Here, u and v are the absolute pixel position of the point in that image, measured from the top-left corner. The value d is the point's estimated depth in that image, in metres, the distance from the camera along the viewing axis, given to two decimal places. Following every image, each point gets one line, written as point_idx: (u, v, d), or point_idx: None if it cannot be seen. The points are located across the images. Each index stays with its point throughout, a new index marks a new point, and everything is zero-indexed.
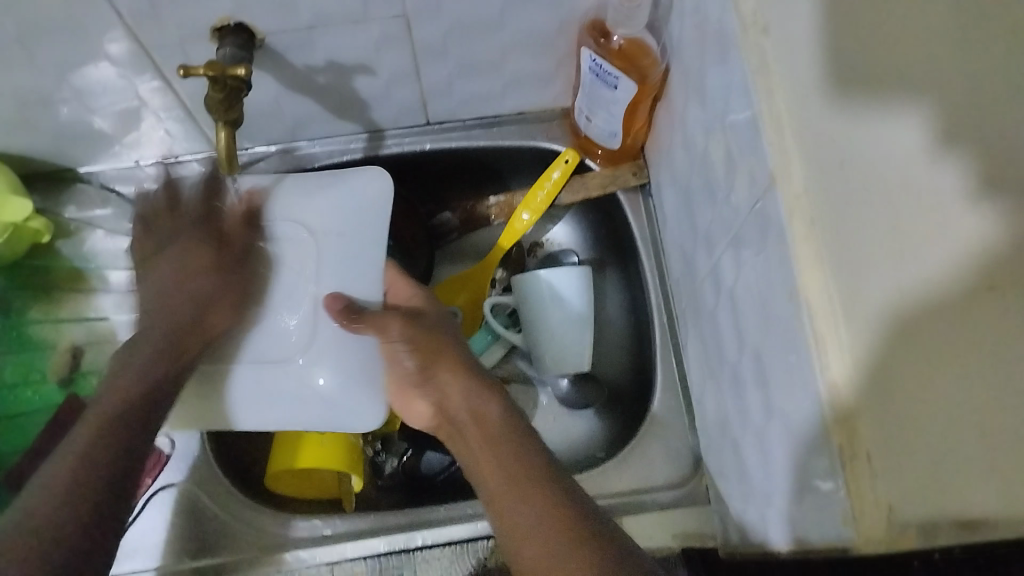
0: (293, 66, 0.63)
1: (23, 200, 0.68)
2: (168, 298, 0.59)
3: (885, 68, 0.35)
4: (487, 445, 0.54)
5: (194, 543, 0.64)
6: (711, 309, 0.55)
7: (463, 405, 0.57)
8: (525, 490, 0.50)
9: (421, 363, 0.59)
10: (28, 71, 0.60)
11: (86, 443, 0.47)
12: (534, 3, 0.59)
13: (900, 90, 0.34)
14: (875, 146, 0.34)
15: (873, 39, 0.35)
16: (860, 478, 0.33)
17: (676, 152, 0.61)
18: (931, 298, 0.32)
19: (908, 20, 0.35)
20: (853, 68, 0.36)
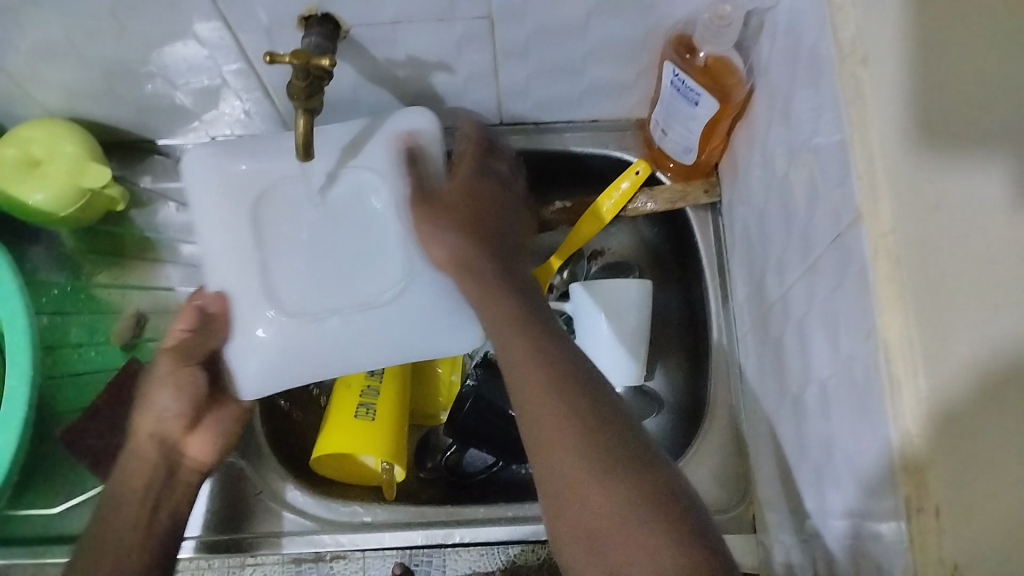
0: (374, 57, 0.63)
1: (102, 167, 0.69)
2: (134, 446, 0.59)
3: (983, 115, 0.34)
4: (541, 361, 0.48)
5: (218, 521, 0.65)
6: (776, 338, 0.54)
7: (488, 242, 0.56)
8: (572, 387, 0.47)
9: (459, 195, 0.57)
10: (121, 44, 0.61)
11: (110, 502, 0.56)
12: (620, 14, 0.58)
13: (992, 141, 0.33)
14: (964, 197, 0.33)
15: (968, 86, 0.34)
16: (926, 532, 0.33)
17: (753, 174, 0.59)
18: (1005, 355, 0.31)
19: (1000, 72, 0.34)
20: (949, 113, 0.35)
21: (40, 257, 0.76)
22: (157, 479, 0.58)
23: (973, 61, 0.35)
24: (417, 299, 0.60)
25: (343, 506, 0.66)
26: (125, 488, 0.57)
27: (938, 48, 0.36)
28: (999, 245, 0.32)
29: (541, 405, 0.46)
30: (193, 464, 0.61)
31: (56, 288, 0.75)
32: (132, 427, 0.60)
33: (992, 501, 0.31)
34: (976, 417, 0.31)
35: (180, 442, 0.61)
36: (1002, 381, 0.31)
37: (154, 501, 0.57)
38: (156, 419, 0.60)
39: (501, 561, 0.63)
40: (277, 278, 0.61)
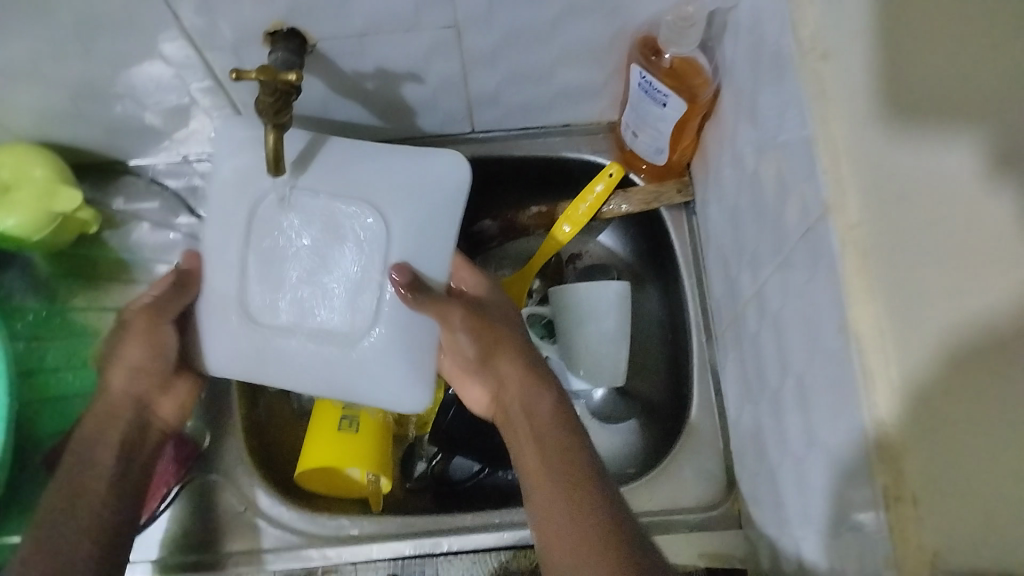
0: (342, 70, 0.63)
1: (73, 190, 0.69)
2: (107, 403, 0.60)
3: (940, 89, 0.33)
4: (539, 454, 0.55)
5: (188, 540, 0.65)
6: (753, 333, 0.54)
7: (518, 381, 0.59)
8: (561, 470, 0.53)
9: (481, 354, 0.60)
10: (86, 67, 0.61)
11: (80, 460, 0.56)
12: (585, 18, 0.59)
13: (949, 119, 0.33)
14: (925, 179, 0.33)
15: (926, 59, 0.34)
16: (906, 520, 0.33)
17: (724, 172, 0.60)
18: (976, 332, 0.31)
19: (957, 41, 0.33)
20: (908, 95, 0.35)
21: (13, 282, 0.75)
22: (128, 442, 0.59)
23: (929, 33, 0.34)
24: (393, 336, 0.58)
25: (328, 520, 0.65)
26: (94, 451, 0.57)
27: (897, 24, 0.36)
28: (967, 223, 0.32)
29: (528, 449, 0.55)
30: (161, 422, 0.63)
31: (30, 313, 0.74)
32: (104, 382, 0.60)
33: (967, 484, 0.31)
34: (942, 401, 0.32)
35: (155, 400, 0.62)
36: (973, 359, 0.31)
37: (124, 460, 0.58)
38: (129, 376, 0.60)
39: (493, 565, 0.63)
40: (252, 285, 0.59)
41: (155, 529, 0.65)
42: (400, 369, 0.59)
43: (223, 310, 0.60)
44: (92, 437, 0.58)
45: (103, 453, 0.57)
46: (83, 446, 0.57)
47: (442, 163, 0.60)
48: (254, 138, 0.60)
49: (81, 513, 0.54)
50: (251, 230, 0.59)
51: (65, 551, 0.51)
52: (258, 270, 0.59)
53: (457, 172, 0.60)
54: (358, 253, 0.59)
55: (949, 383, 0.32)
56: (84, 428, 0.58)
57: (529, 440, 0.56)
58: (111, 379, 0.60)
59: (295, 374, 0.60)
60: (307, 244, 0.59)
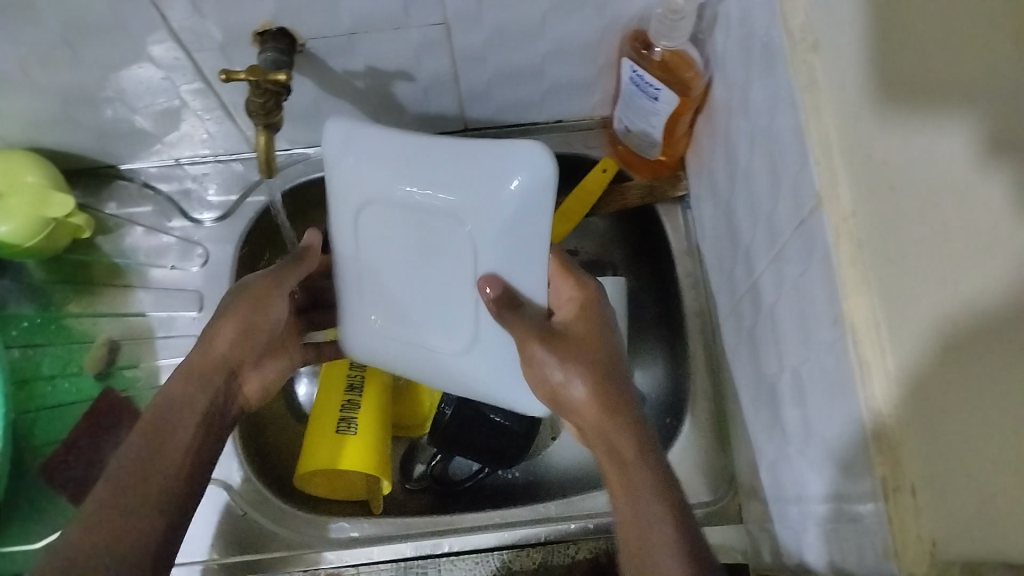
0: (332, 70, 0.63)
1: (65, 195, 0.68)
2: (204, 362, 0.57)
3: (932, 79, 0.34)
4: (635, 476, 0.49)
5: (235, 541, 0.65)
6: (750, 326, 0.54)
7: (604, 396, 0.52)
8: (658, 497, 0.48)
9: (558, 359, 0.53)
10: (75, 71, 0.61)
11: (163, 418, 0.53)
12: (574, 13, 0.58)
13: (949, 102, 0.33)
14: (919, 167, 0.34)
15: (914, 50, 0.35)
16: (904, 510, 0.33)
17: (717, 164, 0.60)
18: (976, 311, 0.31)
19: (951, 32, 0.34)
20: (902, 80, 0.35)
21: (7, 290, 0.75)
22: (210, 414, 0.55)
23: (916, 24, 0.35)
24: (492, 350, 0.59)
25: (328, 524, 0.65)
26: (178, 412, 0.54)
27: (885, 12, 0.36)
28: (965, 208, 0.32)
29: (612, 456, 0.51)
30: (246, 398, 0.60)
31: (26, 320, 0.74)
32: (205, 336, 0.57)
33: (966, 470, 0.31)
34: (939, 389, 0.32)
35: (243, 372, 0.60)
36: (973, 337, 0.31)
37: (206, 429, 0.55)
38: (231, 341, 0.58)
39: (495, 566, 0.63)
40: (367, 295, 0.60)
41: (200, 532, 0.65)
42: (515, 370, 0.59)
43: (355, 312, 0.61)
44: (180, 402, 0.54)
45: (180, 422, 0.53)
46: (166, 406, 0.54)
47: (523, 156, 0.50)
48: (348, 142, 0.55)
49: (156, 476, 0.50)
50: (356, 233, 0.58)
51: (124, 528, 0.47)
52: (373, 276, 0.59)
53: (528, 168, 0.50)
54: (449, 260, 0.56)
55: (945, 370, 0.32)
56: (174, 383, 0.55)
57: (619, 460, 0.50)
58: (216, 333, 0.57)
59: (423, 376, 0.62)
60: (407, 256, 0.57)
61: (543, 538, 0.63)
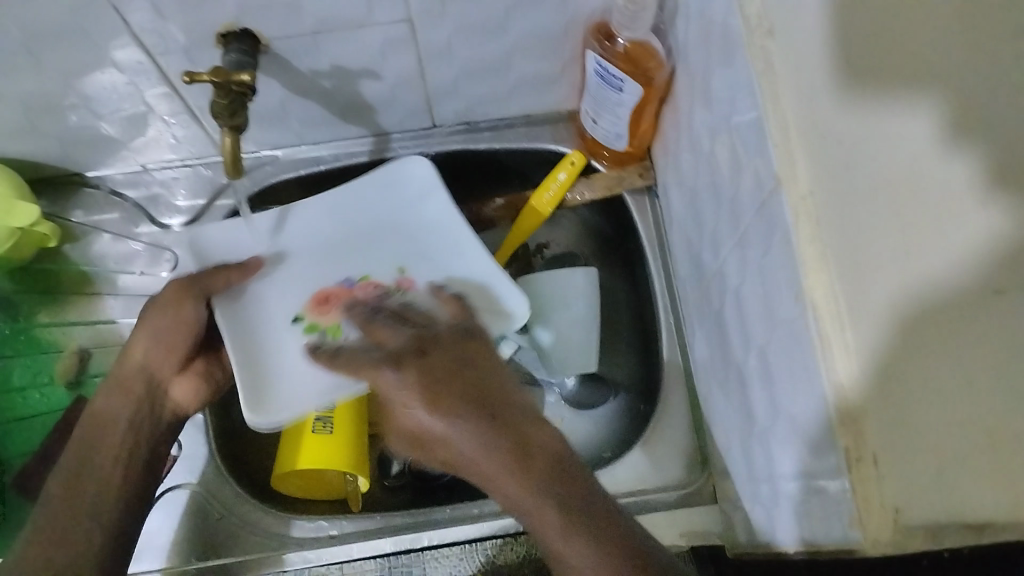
0: (298, 70, 0.63)
1: (29, 204, 0.68)
2: (122, 373, 0.57)
3: (891, 64, 0.35)
4: (533, 486, 0.42)
5: (198, 547, 0.64)
6: (717, 310, 0.55)
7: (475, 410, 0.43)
8: (562, 491, 0.43)
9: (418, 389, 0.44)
10: (36, 78, 0.60)
11: (91, 439, 0.55)
12: (537, 8, 0.59)
13: (907, 89, 0.34)
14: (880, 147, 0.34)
15: (871, 36, 0.36)
16: (868, 480, 0.34)
17: (682, 152, 0.61)
18: (936, 287, 0.32)
19: (907, 22, 0.35)
20: (861, 64, 0.36)
21: None
22: (140, 419, 0.57)
23: (871, 12, 0.36)
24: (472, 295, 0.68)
25: (307, 524, 0.65)
26: (103, 430, 0.55)
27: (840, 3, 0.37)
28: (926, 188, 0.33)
29: (540, 515, 0.42)
30: (176, 405, 0.59)
31: None
32: (123, 350, 0.58)
33: (928, 439, 0.32)
34: (902, 361, 0.33)
35: (168, 378, 0.59)
36: (936, 314, 0.32)
37: (135, 437, 0.56)
38: (149, 347, 0.58)
39: (480, 562, 0.63)
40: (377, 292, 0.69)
41: (162, 537, 0.64)
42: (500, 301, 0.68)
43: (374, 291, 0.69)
44: (110, 415, 0.56)
45: (109, 434, 0.55)
46: (97, 424, 0.55)
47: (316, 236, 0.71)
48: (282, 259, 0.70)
49: (89, 494, 0.52)
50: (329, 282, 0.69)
51: (63, 551, 0.50)
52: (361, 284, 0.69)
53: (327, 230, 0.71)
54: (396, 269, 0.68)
55: (911, 343, 0.32)
56: (101, 399, 0.57)
57: (512, 475, 0.42)
58: (131, 345, 0.58)
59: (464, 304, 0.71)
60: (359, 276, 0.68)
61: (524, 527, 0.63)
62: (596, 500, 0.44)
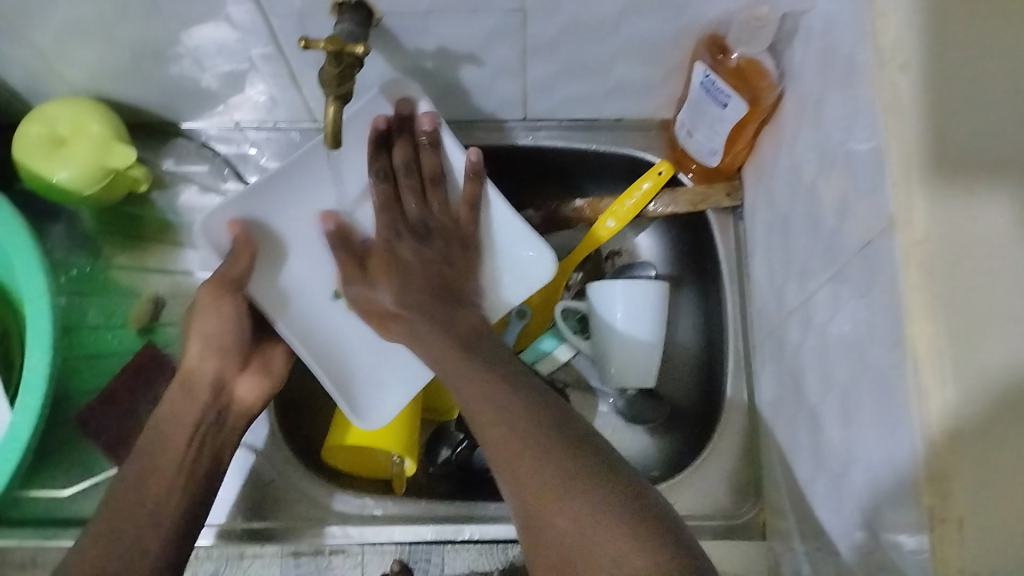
0: (403, 47, 0.63)
1: (127, 147, 0.69)
2: (183, 381, 0.59)
3: (1003, 134, 0.35)
4: (486, 386, 0.53)
5: (249, 507, 0.65)
6: (796, 343, 0.54)
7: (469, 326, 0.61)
8: (509, 397, 0.52)
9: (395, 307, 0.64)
10: (150, 25, 0.62)
11: (155, 443, 0.56)
12: (652, 13, 0.58)
13: (1013, 167, 0.34)
14: (988, 210, 0.34)
15: (985, 104, 0.36)
16: (948, 544, 0.32)
17: (778, 177, 0.59)
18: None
19: (1014, 102, 0.36)
20: (974, 134, 0.35)
21: (60, 237, 0.76)
22: (205, 421, 0.59)
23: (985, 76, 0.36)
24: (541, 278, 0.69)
25: (356, 499, 0.66)
26: (167, 436, 0.57)
27: (956, 59, 0.37)
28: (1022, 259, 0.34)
29: (512, 444, 0.49)
30: (242, 405, 0.62)
31: (76, 268, 0.76)
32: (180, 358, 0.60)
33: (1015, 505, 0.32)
34: (992, 426, 0.32)
35: (230, 381, 0.61)
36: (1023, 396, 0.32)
37: (199, 440, 0.58)
38: (204, 355, 0.60)
39: (501, 561, 0.62)
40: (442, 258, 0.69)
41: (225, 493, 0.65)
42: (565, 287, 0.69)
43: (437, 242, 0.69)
44: (171, 420, 0.57)
45: (174, 439, 0.57)
46: (160, 431, 0.57)
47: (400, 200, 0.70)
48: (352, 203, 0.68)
49: (151, 496, 0.53)
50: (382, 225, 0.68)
51: (122, 550, 0.50)
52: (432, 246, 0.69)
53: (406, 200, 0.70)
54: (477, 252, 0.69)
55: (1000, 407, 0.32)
56: (164, 405, 0.58)
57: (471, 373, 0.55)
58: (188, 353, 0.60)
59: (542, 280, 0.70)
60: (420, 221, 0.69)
61: None
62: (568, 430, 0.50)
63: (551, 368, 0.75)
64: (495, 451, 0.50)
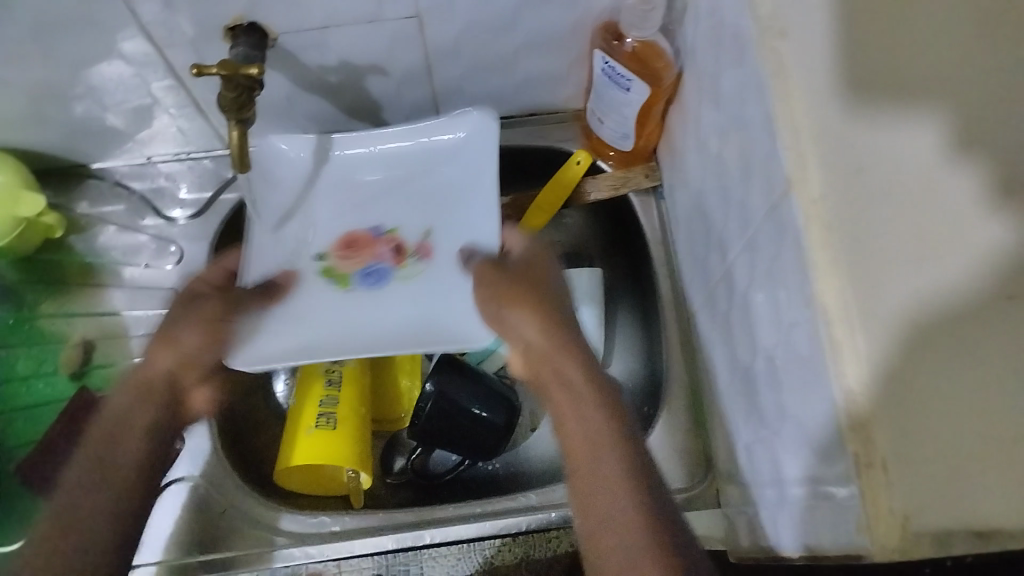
0: (306, 64, 0.63)
1: (35, 194, 0.68)
2: (146, 374, 0.55)
3: (901, 76, 0.36)
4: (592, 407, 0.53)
5: (191, 540, 0.63)
6: (723, 312, 0.55)
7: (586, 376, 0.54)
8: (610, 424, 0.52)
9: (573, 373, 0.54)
10: (43, 68, 0.60)
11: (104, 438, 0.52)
12: (546, 6, 0.59)
13: (920, 104, 0.35)
14: (891, 150, 0.35)
15: (881, 46, 0.37)
16: (877, 486, 0.32)
17: (689, 153, 0.60)
18: (950, 292, 0.33)
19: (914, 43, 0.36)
20: (873, 72, 0.36)
21: None
22: (158, 423, 0.54)
23: (886, 22, 0.37)
24: (379, 335, 0.63)
25: (301, 517, 0.65)
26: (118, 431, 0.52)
27: (847, 16, 0.38)
28: (937, 196, 0.34)
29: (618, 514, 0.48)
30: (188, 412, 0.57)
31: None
32: (149, 351, 0.56)
33: (931, 440, 0.32)
34: (904, 364, 0.33)
35: (189, 390, 0.57)
36: (952, 318, 0.33)
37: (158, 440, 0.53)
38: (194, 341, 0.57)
39: (478, 563, 0.62)
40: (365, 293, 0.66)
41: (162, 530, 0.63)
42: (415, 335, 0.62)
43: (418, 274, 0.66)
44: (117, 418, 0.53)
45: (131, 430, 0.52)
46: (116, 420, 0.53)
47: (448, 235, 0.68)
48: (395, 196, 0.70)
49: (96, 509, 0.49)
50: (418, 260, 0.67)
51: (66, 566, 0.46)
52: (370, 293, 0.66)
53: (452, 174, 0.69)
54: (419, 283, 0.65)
55: (918, 342, 0.33)
56: (127, 391, 0.54)
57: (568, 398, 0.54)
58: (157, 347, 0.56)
59: (417, 328, 0.63)
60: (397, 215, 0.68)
61: (524, 528, 0.63)
62: (662, 499, 0.49)
63: (495, 366, 0.75)
64: (573, 452, 0.52)
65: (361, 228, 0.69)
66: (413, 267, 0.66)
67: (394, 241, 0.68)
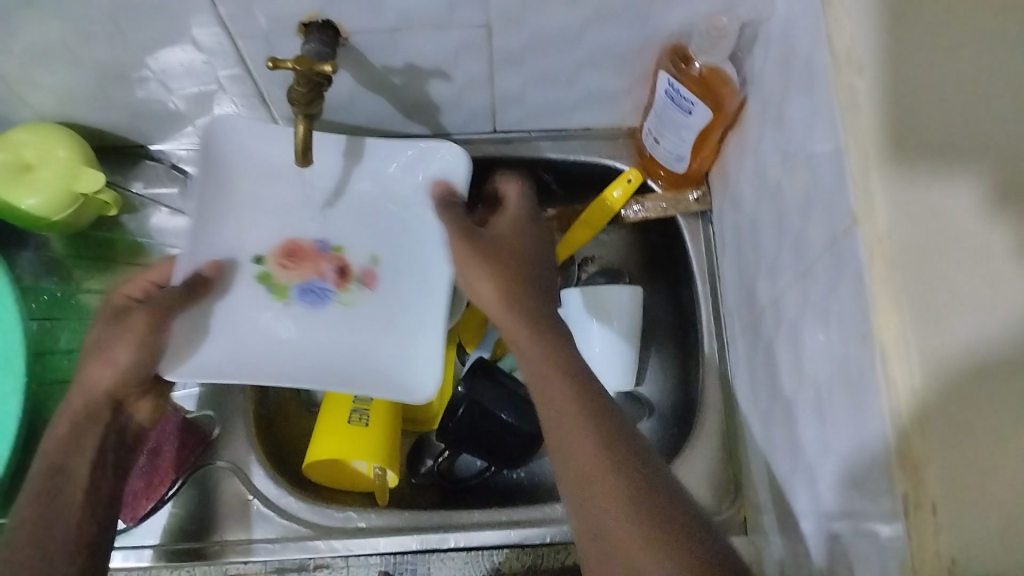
0: (372, 64, 0.63)
1: (95, 171, 0.69)
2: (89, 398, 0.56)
3: (952, 128, 0.36)
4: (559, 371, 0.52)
5: (191, 526, 0.65)
6: (769, 341, 0.55)
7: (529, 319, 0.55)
8: (578, 390, 0.51)
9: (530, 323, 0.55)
10: (115, 49, 0.62)
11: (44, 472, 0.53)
12: (613, 23, 0.59)
13: (969, 157, 0.35)
14: (940, 204, 0.35)
15: (937, 96, 0.36)
16: (925, 527, 0.33)
17: (745, 179, 0.61)
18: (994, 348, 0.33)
19: (962, 96, 0.36)
20: (932, 119, 0.36)
21: (29, 263, 0.76)
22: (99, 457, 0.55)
23: (938, 72, 0.37)
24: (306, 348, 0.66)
25: (274, 488, 0.66)
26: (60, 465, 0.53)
27: (910, 60, 0.38)
28: (982, 250, 0.34)
29: (583, 461, 0.47)
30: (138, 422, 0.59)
31: (46, 293, 0.75)
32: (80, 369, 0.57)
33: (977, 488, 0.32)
34: (950, 413, 0.33)
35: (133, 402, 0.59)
36: (995, 371, 0.33)
37: (101, 467, 0.55)
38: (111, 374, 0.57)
39: (487, 567, 0.63)
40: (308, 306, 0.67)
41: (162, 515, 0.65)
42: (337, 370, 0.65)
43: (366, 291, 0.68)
44: (65, 448, 0.54)
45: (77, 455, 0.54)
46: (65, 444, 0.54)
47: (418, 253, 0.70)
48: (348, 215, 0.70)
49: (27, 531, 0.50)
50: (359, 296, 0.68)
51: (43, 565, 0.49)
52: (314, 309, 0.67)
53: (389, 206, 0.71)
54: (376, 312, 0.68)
55: (959, 395, 0.33)
56: (69, 417, 0.56)
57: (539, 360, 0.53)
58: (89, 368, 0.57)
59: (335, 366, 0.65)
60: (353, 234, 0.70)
61: (546, 540, 0.63)
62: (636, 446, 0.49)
63: None
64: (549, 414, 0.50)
65: (309, 242, 0.70)
66: (354, 294, 0.68)
67: (338, 261, 0.69)
